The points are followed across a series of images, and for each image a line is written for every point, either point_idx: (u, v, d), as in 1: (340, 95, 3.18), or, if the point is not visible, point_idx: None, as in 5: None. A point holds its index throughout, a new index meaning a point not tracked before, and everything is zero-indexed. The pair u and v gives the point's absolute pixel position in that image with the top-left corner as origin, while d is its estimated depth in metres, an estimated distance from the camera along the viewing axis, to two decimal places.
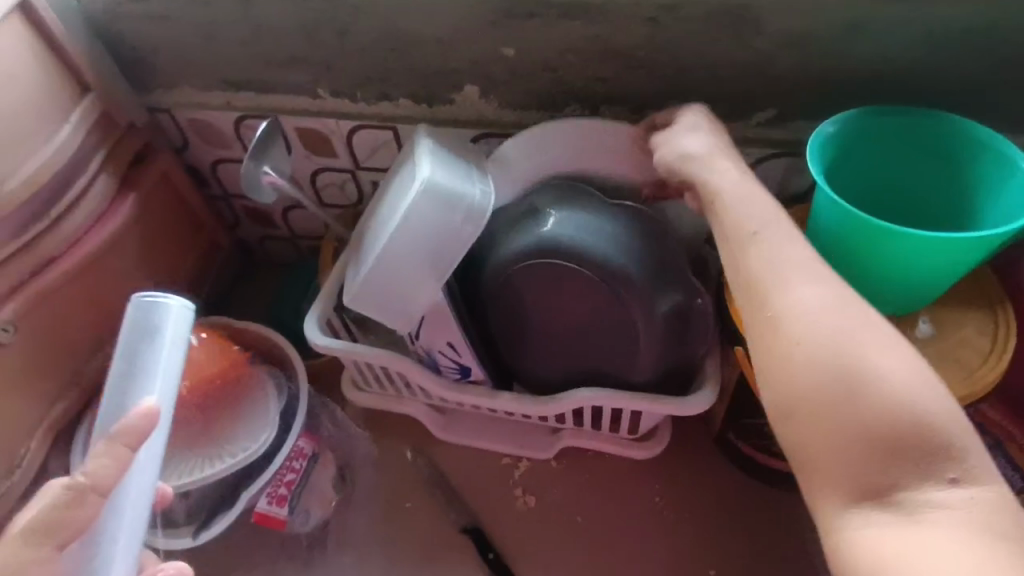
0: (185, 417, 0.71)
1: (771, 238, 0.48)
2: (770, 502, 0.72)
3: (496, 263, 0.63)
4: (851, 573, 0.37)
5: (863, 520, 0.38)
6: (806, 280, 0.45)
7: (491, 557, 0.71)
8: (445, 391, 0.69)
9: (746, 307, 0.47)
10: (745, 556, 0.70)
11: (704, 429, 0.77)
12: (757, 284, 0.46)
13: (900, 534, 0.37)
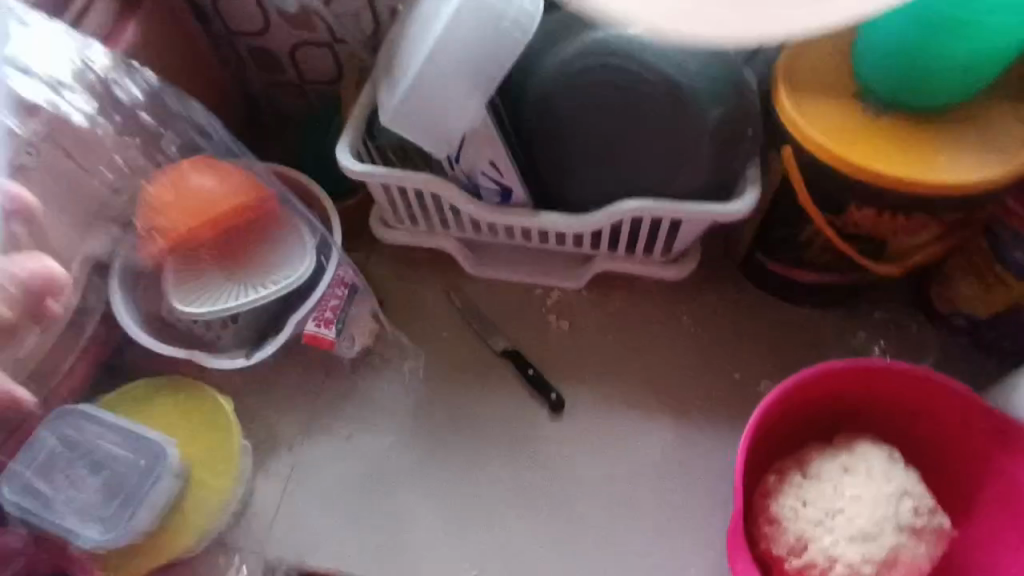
0: (208, 249, 0.68)
1: None
2: (793, 316, 0.76)
3: (540, 74, 0.63)
4: None
5: None
6: None
7: (531, 373, 0.74)
8: (486, 215, 0.68)
9: None
10: (770, 366, 0.74)
11: (729, 256, 0.80)
12: None
13: None
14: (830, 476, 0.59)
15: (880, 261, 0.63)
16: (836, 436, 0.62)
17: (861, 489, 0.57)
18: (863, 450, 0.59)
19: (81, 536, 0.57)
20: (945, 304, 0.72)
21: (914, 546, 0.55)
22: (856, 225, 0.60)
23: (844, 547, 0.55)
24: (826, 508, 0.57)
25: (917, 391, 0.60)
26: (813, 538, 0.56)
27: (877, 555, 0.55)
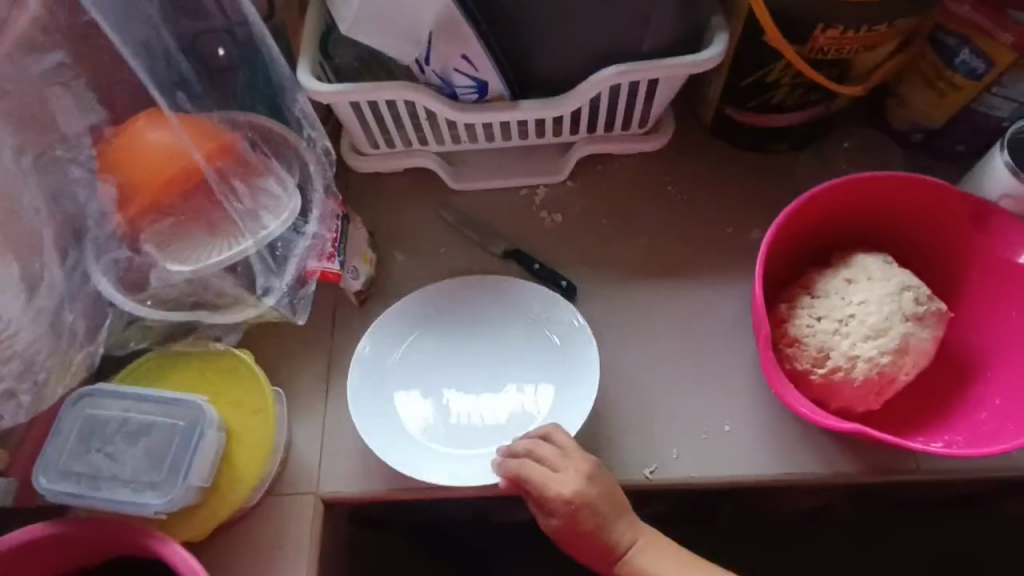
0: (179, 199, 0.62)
1: (664, 553, 0.63)
2: (768, 163, 0.79)
3: None
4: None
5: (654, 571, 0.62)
6: (648, 557, 0.63)
7: (538, 268, 0.75)
8: (467, 113, 0.67)
9: None
10: (760, 214, 0.77)
11: (695, 120, 0.81)
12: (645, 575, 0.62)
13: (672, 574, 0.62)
14: (835, 289, 0.63)
15: (844, 84, 0.67)
16: (831, 256, 0.67)
17: (865, 293, 0.62)
18: (860, 259, 0.65)
19: (138, 503, 0.57)
20: (900, 122, 0.77)
21: (919, 331, 0.61)
22: (823, 52, 0.63)
23: (862, 346, 0.60)
24: (838, 316, 0.62)
25: (892, 194, 0.65)
26: (833, 346, 0.61)
27: (890, 346, 0.60)
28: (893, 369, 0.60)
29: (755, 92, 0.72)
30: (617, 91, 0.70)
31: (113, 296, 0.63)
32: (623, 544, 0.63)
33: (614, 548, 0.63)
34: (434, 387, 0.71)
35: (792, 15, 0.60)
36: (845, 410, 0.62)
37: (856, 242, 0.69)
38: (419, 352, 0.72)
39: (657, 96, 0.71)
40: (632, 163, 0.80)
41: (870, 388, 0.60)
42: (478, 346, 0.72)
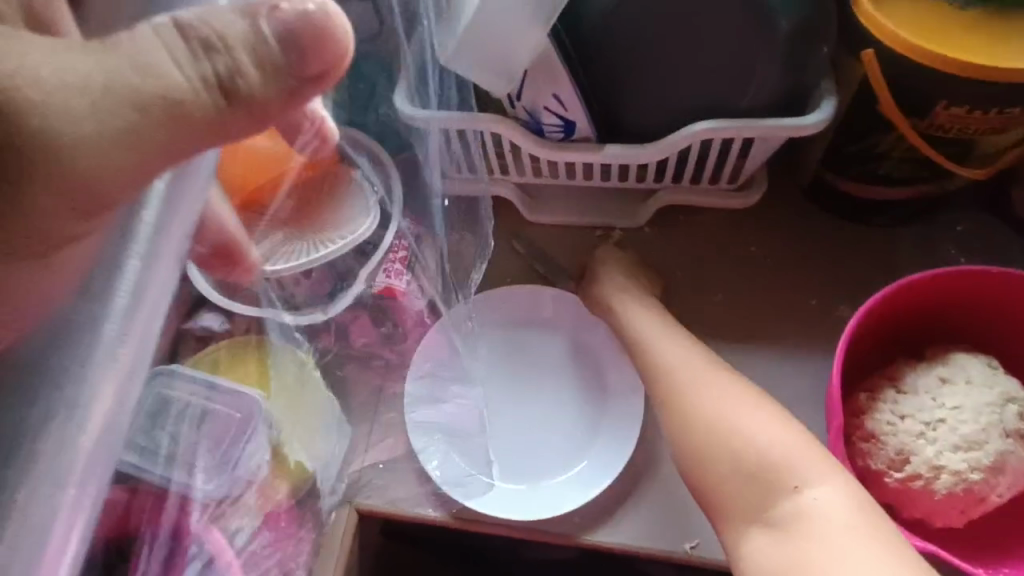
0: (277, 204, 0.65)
1: (701, 365, 0.63)
2: (865, 237, 0.74)
3: (592, 7, 0.61)
4: (654, 357, 0.65)
5: (696, 368, 0.63)
6: (679, 358, 0.64)
7: None
8: (550, 151, 0.67)
9: (656, 374, 0.64)
10: (849, 290, 0.72)
11: (790, 181, 0.77)
12: (669, 368, 0.63)
13: (716, 384, 0.61)
14: (926, 388, 0.57)
15: (965, 165, 0.62)
16: (926, 349, 0.61)
17: (961, 398, 0.56)
18: (959, 359, 0.58)
19: (191, 487, 0.61)
20: None
21: (1021, 451, 0.54)
22: (943, 129, 0.58)
23: (949, 457, 0.54)
24: (925, 419, 0.56)
25: (1005, 291, 0.58)
26: (914, 450, 0.55)
27: (983, 462, 0.54)
28: (983, 488, 0.54)
29: (861, 162, 0.67)
30: (710, 146, 0.67)
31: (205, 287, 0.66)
32: (635, 311, 0.69)
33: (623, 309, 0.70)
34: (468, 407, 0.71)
35: (913, 89, 0.56)
36: (920, 523, 0.56)
37: (957, 336, 0.62)
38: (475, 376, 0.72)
39: (752, 155, 0.68)
40: (717, 218, 0.77)
41: (952, 503, 0.54)
42: (535, 378, 0.72)
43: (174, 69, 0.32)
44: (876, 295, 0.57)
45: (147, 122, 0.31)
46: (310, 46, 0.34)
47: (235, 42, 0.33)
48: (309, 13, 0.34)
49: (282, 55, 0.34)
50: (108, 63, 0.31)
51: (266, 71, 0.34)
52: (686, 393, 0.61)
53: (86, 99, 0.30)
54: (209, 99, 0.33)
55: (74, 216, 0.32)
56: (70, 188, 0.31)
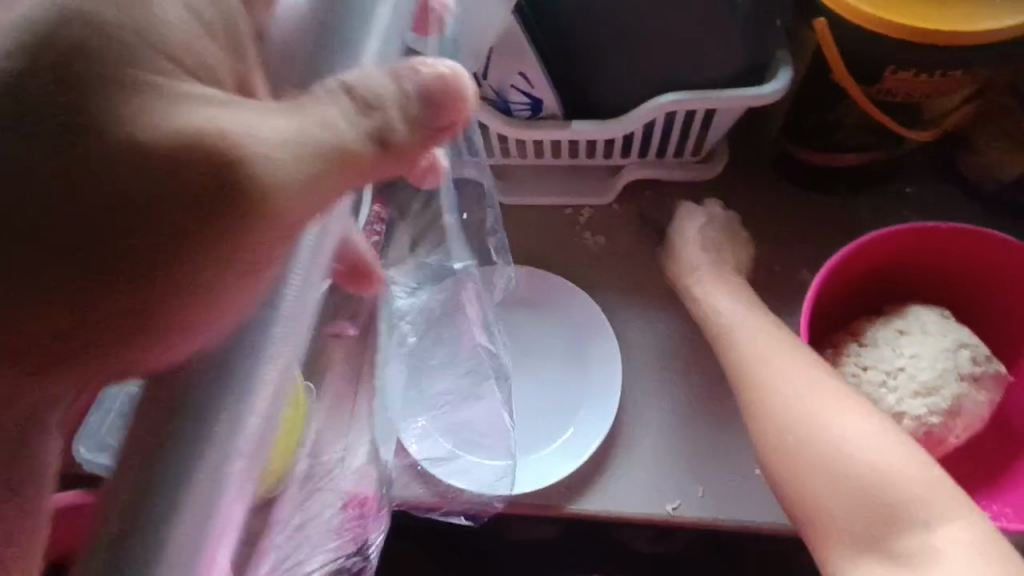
0: None
1: (798, 367, 0.57)
2: (823, 203, 0.77)
3: None
4: (754, 363, 0.59)
5: (799, 378, 0.56)
6: (767, 354, 0.59)
7: None
8: (519, 130, 0.67)
9: (748, 374, 0.58)
10: (811, 256, 0.75)
11: (751, 153, 0.80)
12: (757, 368, 0.58)
13: (813, 388, 0.55)
14: (885, 340, 0.61)
15: (913, 128, 0.65)
16: (884, 305, 0.65)
17: (918, 347, 0.59)
18: (915, 311, 0.62)
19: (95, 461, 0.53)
20: (973, 172, 0.74)
21: (974, 393, 0.58)
22: (891, 93, 0.61)
23: (910, 402, 0.57)
24: (887, 369, 0.59)
25: (954, 244, 0.62)
26: (878, 399, 0.58)
27: (941, 405, 0.57)
28: (942, 430, 0.57)
29: (817, 129, 0.70)
30: (673, 119, 0.69)
31: None
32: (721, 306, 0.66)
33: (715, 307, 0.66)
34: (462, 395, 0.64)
35: (864, 56, 0.59)
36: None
37: (912, 291, 0.66)
38: None
39: (714, 126, 0.70)
40: (682, 190, 0.79)
41: (915, 447, 0.57)
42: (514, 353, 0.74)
43: (343, 122, 0.30)
44: (838, 254, 0.60)
45: (328, 161, 0.29)
46: (443, 102, 0.33)
47: (389, 102, 0.31)
48: (444, 76, 0.33)
49: (419, 107, 0.32)
50: (302, 119, 0.29)
51: (410, 128, 0.32)
52: (788, 398, 0.55)
53: (290, 143, 0.28)
54: (373, 143, 0.30)
55: (245, 271, 0.28)
56: (261, 203, 0.27)
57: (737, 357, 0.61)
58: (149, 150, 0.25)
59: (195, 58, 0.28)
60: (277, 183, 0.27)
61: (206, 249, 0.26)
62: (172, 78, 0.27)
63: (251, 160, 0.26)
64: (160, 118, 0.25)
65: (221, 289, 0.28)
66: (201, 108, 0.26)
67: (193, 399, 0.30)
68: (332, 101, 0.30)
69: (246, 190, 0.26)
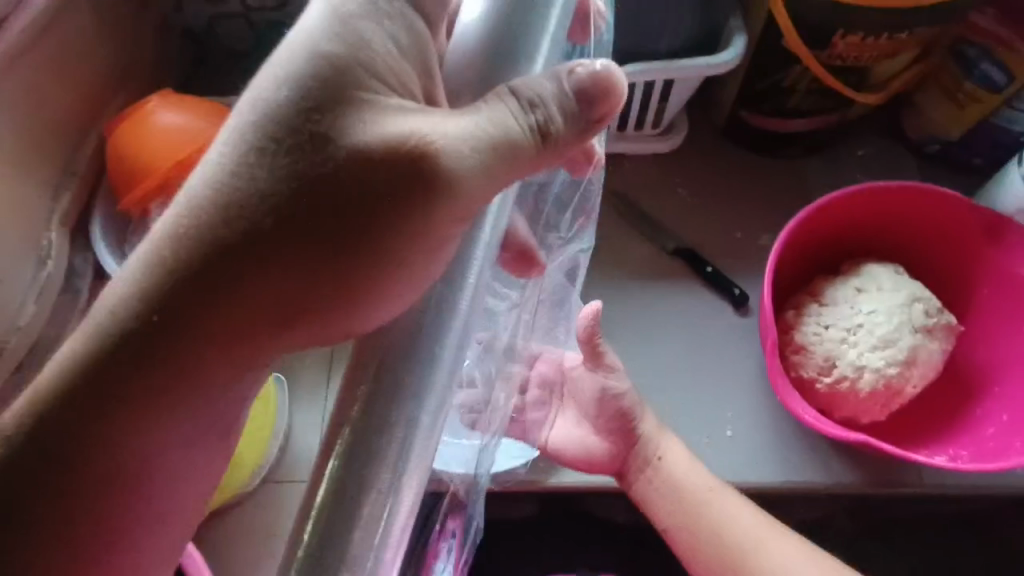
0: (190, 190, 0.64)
1: (717, 491, 0.62)
2: (779, 170, 0.78)
3: None
4: (681, 487, 0.62)
5: (712, 497, 0.62)
6: (674, 462, 0.63)
7: (711, 271, 0.73)
8: None
9: (682, 511, 0.62)
10: (768, 221, 0.77)
11: (708, 124, 0.81)
12: (705, 521, 0.62)
13: (729, 503, 0.62)
14: (844, 298, 0.63)
15: (862, 91, 0.67)
16: (841, 265, 0.67)
17: (875, 304, 0.62)
18: (871, 269, 0.64)
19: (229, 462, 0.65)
20: (918, 133, 0.76)
21: (928, 343, 0.61)
22: (842, 58, 0.62)
23: (870, 356, 0.60)
24: (846, 326, 0.61)
25: (904, 202, 0.64)
26: (840, 355, 0.60)
27: (898, 356, 0.59)
28: (900, 380, 0.60)
29: (771, 97, 0.71)
30: (631, 91, 0.69)
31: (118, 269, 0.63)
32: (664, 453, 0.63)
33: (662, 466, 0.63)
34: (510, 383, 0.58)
35: (814, 20, 0.60)
36: (849, 421, 0.62)
37: (869, 250, 0.68)
38: None
39: (671, 97, 0.70)
40: (643, 163, 0.79)
41: (876, 399, 0.60)
42: None
43: (512, 117, 0.33)
44: (797, 217, 0.61)
45: (500, 155, 0.33)
46: (599, 100, 0.36)
47: (550, 99, 0.34)
48: (598, 73, 0.36)
49: (574, 106, 0.36)
50: (487, 112, 0.33)
51: (566, 123, 0.35)
52: (711, 522, 0.62)
53: (473, 144, 0.32)
54: (533, 138, 0.34)
55: (430, 249, 0.33)
56: (460, 204, 0.32)
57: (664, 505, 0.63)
58: (374, 154, 0.30)
59: (395, 66, 0.33)
60: (464, 178, 0.32)
61: (403, 229, 0.31)
62: (377, 94, 0.32)
63: (447, 156, 0.31)
64: (371, 132, 0.30)
65: (415, 261, 0.33)
66: (402, 119, 0.31)
67: (389, 368, 0.31)
68: (507, 96, 0.33)
69: (441, 188, 0.31)
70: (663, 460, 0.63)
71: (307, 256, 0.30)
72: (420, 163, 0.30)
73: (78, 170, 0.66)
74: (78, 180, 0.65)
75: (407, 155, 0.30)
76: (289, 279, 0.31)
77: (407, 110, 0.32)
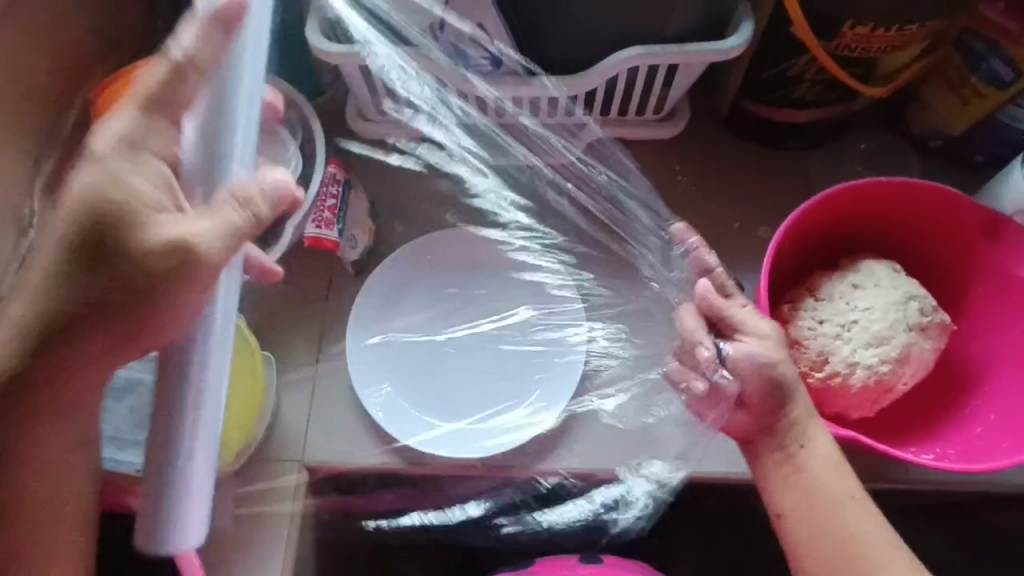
0: None
1: (858, 502, 0.54)
2: (778, 160, 0.77)
3: None
4: (818, 481, 0.55)
5: (852, 502, 0.54)
6: (817, 456, 0.55)
7: None
8: (479, 87, 0.65)
9: (812, 512, 0.54)
10: (765, 211, 0.76)
11: (710, 111, 0.79)
12: (843, 528, 0.53)
13: (867, 513, 0.54)
14: (840, 294, 0.62)
15: (868, 83, 0.65)
16: (838, 259, 0.66)
17: (871, 301, 0.61)
18: (868, 265, 0.63)
19: (122, 463, 0.55)
20: (920, 127, 0.75)
21: (921, 342, 0.60)
22: (849, 49, 0.61)
23: (863, 353, 0.59)
24: (840, 322, 0.61)
25: (904, 199, 0.64)
26: (833, 351, 0.60)
27: (891, 354, 0.59)
28: (891, 378, 0.59)
29: (775, 86, 0.70)
30: (634, 76, 0.67)
31: None
32: (805, 443, 0.56)
33: (797, 459, 0.56)
34: (506, 375, 0.70)
35: (822, 8, 0.59)
36: (838, 417, 0.62)
37: (867, 245, 0.67)
38: (420, 324, 0.72)
39: (674, 83, 0.69)
40: (643, 149, 0.78)
41: (867, 395, 0.60)
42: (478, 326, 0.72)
43: (211, 227, 0.43)
44: (796, 211, 0.60)
45: (228, 237, 0.43)
46: (279, 200, 0.45)
47: (254, 205, 0.44)
48: (280, 184, 0.45)
49: (264, 204, 0.45)
50: (212, 218, 0.43)
51: (270, 207, 0.45)
52: (842, 528, 0.54)
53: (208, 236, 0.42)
54: (245, 222, 0.44)
55: (189, 290, 0.42)
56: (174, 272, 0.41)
57: (796, 498, 0.55)
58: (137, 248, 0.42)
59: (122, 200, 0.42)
60: (191, 258, 0.42)
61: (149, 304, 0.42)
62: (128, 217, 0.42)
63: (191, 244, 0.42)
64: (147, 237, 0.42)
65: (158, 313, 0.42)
66: (173, 229, 0.42)
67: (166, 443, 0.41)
68: (228, 205, 0.44)
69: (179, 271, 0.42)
70: (807, 450, 0.56)
71: (104, 320, 0.42)
72: (168, 255, 0.42)
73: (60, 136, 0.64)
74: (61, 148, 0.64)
75: (167, 250, 0.42)
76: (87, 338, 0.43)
77: (159, 199, 0.43)
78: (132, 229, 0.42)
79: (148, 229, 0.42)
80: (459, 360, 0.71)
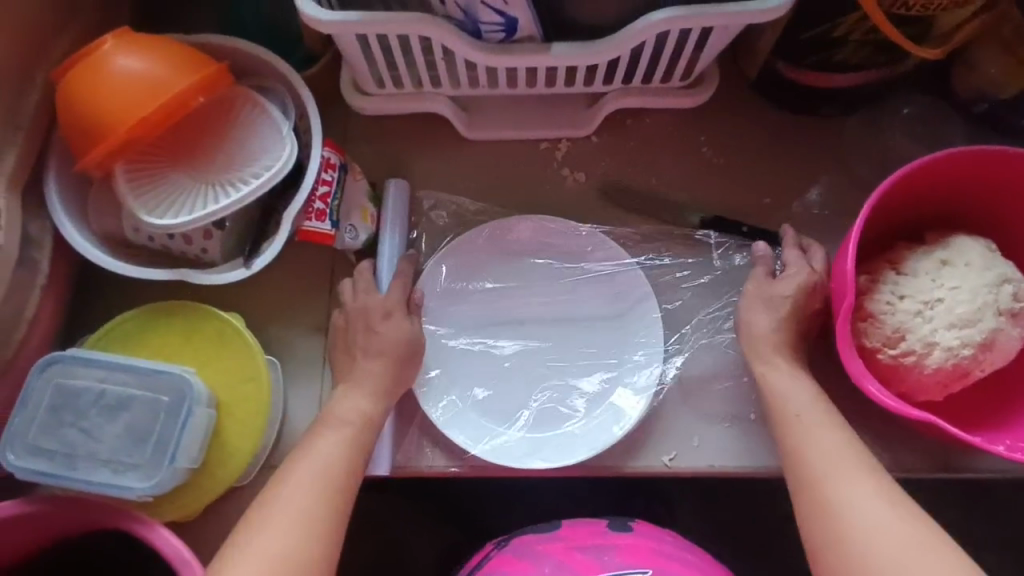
0: (154, 151, 0.60)
1: (814, 418, 0.54)
2: (811, 127, 0.72)
3: None
4: (774, 395, 0.57)
5: (806, 415, 0.55)
6: (777, 372, 0.57)
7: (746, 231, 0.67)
8: (491, 55, 0.58)
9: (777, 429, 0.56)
10: (799, 184, 0.71)
11: (738, 75, 0.73)
12: (796, 442, 0.54)
13: (826, 429, 0.54)
14: (926, 269, 0.58)
15: (920, 44, 0.60)
16: (926, 233, 0.62)
17: (959, 279, 0.57)
18: (960, 243, 0.58)
19: (120, 486, 0.51)
20: (967, 90, 0.70)
21: (1010, 329, 0.56)
22: (906, 6, 0.55)
23: (942, 334, 0.55)
24: (924, 298, 0.57)
25: (998, 170, 0.58)
26: (911, 328, 0.56)
27: (976, 338, 0.55)
28: (971, 363, 0.56)
29: (814, 48, 0.64)
30: (664, 38, 0.61)
31: (78, 242, 0.59)
32: (776, 369, 0.58)
33: (766, 376, 0.58)
34: (546, 357, 0.67)
35: None
36: (903, 398, 0.58)
37: (937, 220, 0.63)
38: (450, 313, 0.67)
39: (706, 46, 0.62)
40: (665, 117, 0.72)
41: (941, 378, 0.56)
42: (525, 310, 0.68)
43: (398, 333, 0.58)
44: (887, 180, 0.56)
45: (398, 384, 0.57)
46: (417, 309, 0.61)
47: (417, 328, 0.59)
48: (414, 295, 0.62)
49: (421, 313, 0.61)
50: (397, 363, 0.58)
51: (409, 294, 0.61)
52: (797, 437, 0.54)
53: (389, 388, 0.57)
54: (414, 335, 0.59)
55: (371, 427, 0.55)
56: (368, 422, 0.55)
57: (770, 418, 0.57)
58: (370, 419, 0.55)
59: (350, 410, 0.55)
60: (393, 369, 0.57)
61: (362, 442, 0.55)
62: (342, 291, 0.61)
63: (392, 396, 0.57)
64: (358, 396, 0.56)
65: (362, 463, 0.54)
66: (368, 360, 0.57)
67: (325, 475, 0.51)
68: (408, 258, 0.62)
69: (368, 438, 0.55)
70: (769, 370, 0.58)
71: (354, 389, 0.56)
72: (397, 342, 0.58)
73: (23, 121, 0.57)
74: (24, 136, 0.56)
75: (400, 349, 0.58)
76: (355, 403, 0.56)
77: (393, 301, 0.59)
78: (387, 347, 0.58)
79: (389, 325, 0.58)
80: (500, 350, 0.67)
